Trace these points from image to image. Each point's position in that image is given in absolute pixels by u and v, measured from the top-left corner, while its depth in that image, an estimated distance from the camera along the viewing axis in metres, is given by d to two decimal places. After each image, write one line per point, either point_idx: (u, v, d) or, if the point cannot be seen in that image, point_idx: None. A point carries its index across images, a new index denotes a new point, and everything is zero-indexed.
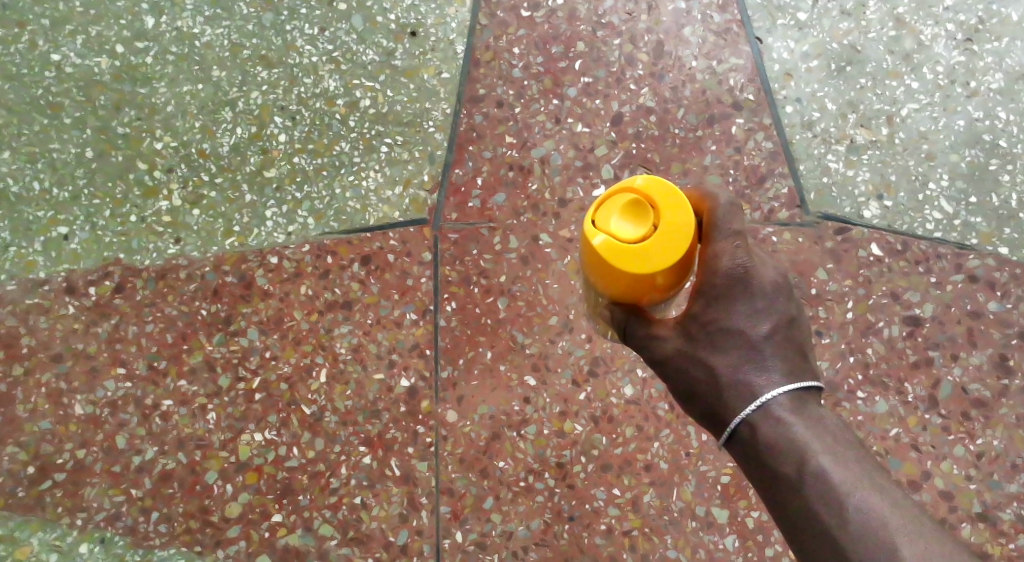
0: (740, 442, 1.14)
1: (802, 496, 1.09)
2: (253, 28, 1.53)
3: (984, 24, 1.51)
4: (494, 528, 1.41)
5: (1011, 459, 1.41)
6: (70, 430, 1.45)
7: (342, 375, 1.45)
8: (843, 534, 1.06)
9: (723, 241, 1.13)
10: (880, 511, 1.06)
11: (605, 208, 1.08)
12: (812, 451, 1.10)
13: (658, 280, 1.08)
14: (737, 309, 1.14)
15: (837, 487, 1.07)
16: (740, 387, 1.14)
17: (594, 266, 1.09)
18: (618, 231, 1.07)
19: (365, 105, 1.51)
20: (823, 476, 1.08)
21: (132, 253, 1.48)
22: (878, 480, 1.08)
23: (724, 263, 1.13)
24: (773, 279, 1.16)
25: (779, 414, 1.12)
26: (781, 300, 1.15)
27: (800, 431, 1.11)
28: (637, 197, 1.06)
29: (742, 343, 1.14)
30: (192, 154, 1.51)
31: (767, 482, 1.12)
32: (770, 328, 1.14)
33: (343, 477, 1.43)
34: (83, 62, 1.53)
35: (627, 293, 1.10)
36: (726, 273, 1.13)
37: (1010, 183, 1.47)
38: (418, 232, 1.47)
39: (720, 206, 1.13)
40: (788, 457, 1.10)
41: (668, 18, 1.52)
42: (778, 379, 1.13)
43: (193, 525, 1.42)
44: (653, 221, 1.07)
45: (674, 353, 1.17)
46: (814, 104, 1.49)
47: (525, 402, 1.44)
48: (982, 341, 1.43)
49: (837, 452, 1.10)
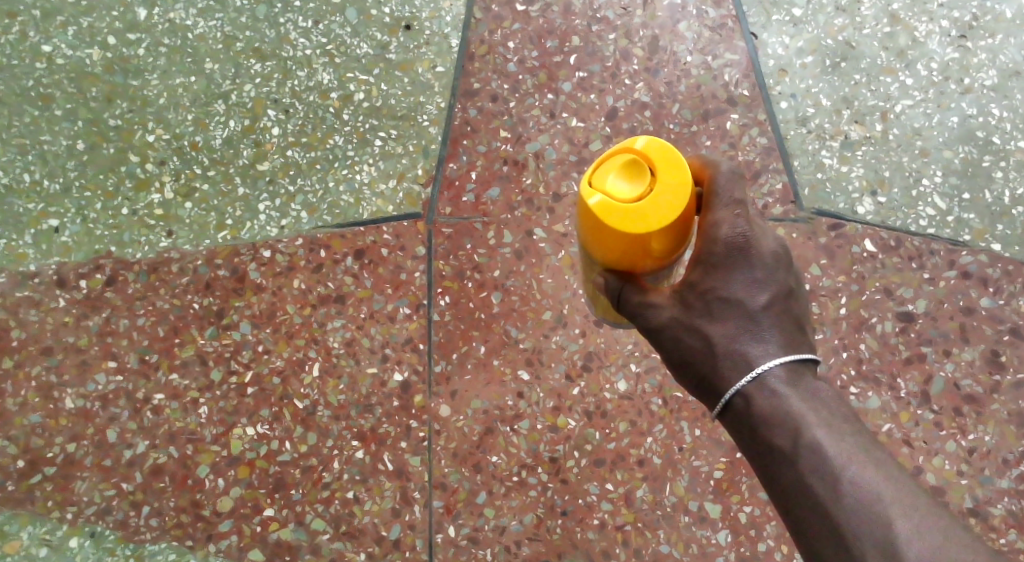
0: (735, 414, 1.14)
1: (796, 469, 1.09)
2: (247, 20, 1.53)
3: (978, 21, 1.51)
4: (487, 523, 1.41)
5: (1002, 455, 1.42)
6: (61, 424, 1.44)
7: (335, 369, 1.44)
8: (837, 507, 1.06)
9: (723, 211, 1.13)
10: (875, 484, 1.05)
11: (602, 167, 1.07)
12: (807, 423, 1.10)
13: (653, 244, 1.07)
14: (736, 278, 1.14)
15: (831, 460, 1.07)
16: (737, 356, 1.14)
17: (589, 229, 1.09)
18: (615, 190, 1.06)
19: (359, 99, 1.50)
20: (817, 449, 1.08)
21: (123, 246, 1.47)
22: (873, 454, 1.08)
23: (724, 232, 1.13)
24: (773, 249, 1.16)
25: (774, 386, 1.12)
26: (780, 271, 1.15)
27: (796, 403, 1.11)
28: (635, 157, 1.06)
29: (739, 313, 1.14)
30: (184, 147, 1.50)
31: (761, 454, 1.12)
32: (768, 299, 1.14)
33: (336, 471, 1.42)
34: (74, 54, 1.52)
35: (622, 257, 1.10)
36: (725, 243, 1.14)
37: (1003, 180, 1.47)
38: (412, 226, 1.46)
39: (721, 173, 1.13)
40: (783, 429, 1.10)
41: (663, 13, 1.52)
42: (774, 350, 1.13)
43: (184, 520, 1.42)
44: (651, 182, 1.06)
45: (670, 322, 1.16)
46: (809, 100, 1.49)
47: (519, 397, 1.44)
48: (974, 337, 1.44)
49: (833, 425, 1.10)
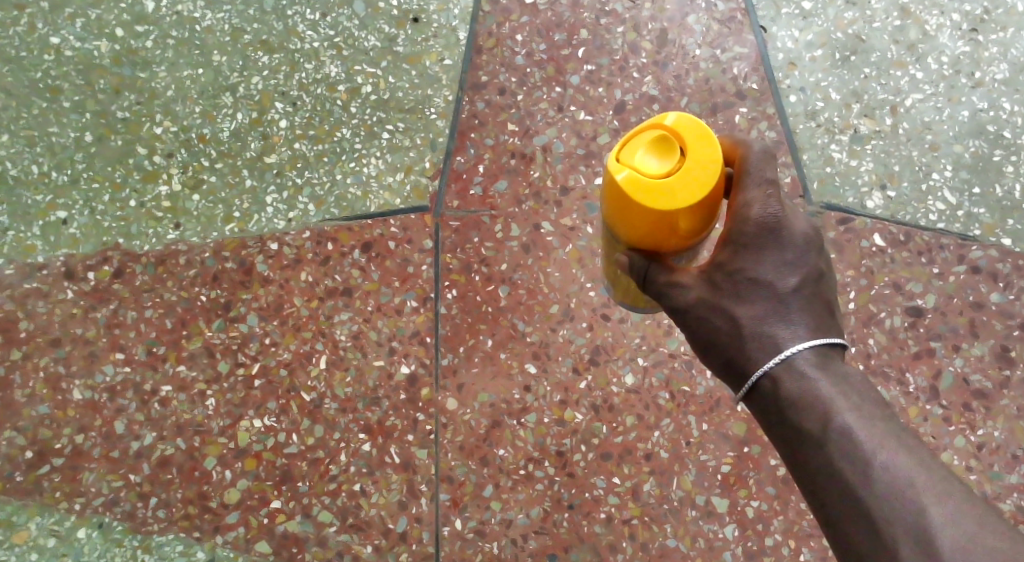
0: (762, 396, 1.14)
1: (825, 453, 1.09)
2: (255, 12, 1.53)
3: (989, 14, 1.50)
4: (494, 516, 1.41)
5: (1012, 450, 1.41)
6: (69, 415, 1.45)
7: (342, 361, 1.44)
8: (867, 491, 1.05)
9: (755, 190, 1.12)
10: (906, 469, 1.05)
11: (630, 143, 1.07)
12: (837, 407, 1.10)
13: (680, 223, 1.07)
14: (766, 260, 1.14)
15: (861, 445, 1.07)
16: (765, 339, 1.14)
17: (615, 205, 1.09)
18: (642, 165, 1.06)
19: (367, 92, 1.50)
20: (846, 433, 1.08)
21: (131, 238, 1.48)
22: (904, 439, 1.07)
23: (756, 212, 1.12)
24: (804, 232, 1.15)
25: (803, 369, 1.12)
26: (810, 253, 1.15)
27: (824, 387, 1.11)
28: (665, 133, 1.06)
29: (768, 295, 1.14)
30: (192, 139, 1.50)
31: (789, 438, 1.12)
32: (798, 281, 1.14)
33: (343, 464, 1.43)
34: (82, 46, 1.52)
35: (647, 235, 1.09)
36: (756, 223, 1.12)
37: (1014, 174, 1.47)
38: (420, 219, 1.46)
39: (753, 153, 1.13)
40: (812, 413, 1.10)
41: (672, 6, 1.51)
42: (803, 334, 1.13)
43: (191, 511, 1.42)
44: (679, 158, 1.05)
45: (697, 302, 1.16)
46: (818, 94, 1.48)
47: (526, 390, 1.44)
48: (983, 332, 1.43)
49: (862, 410, 1.10)
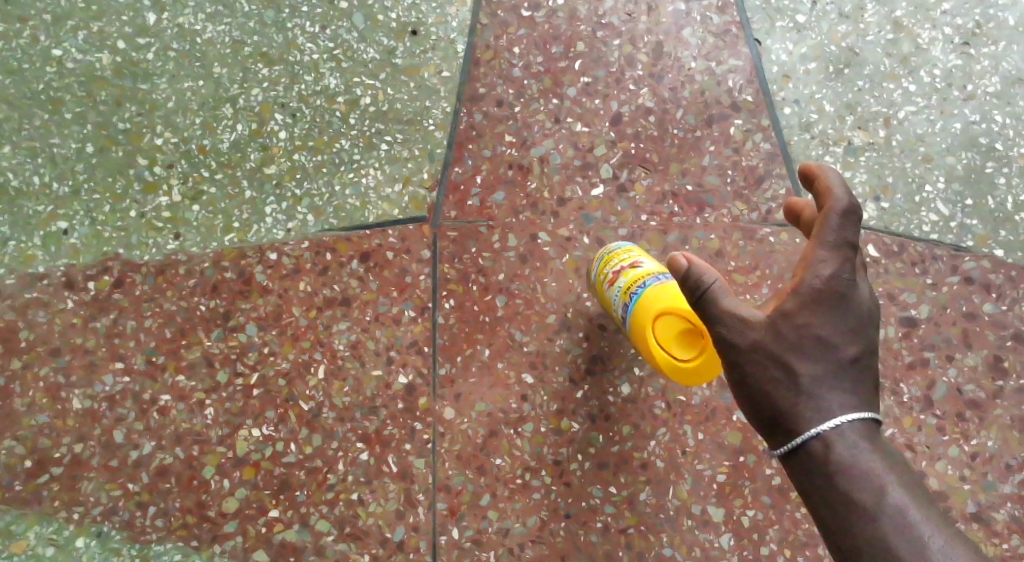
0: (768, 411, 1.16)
1: (829, 477, 1.11)
2: (255, 25, 1.51)
3: (980, 29, 1.50)
4: (491, 525, 1.44)
5: (1005, 460, 1.46)
6: (68, 424, 1.46)
7: (341, 371, 1.46)
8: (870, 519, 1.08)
9: (849, 228, 1.14)
10: (909, 502, 1.08)
11: None
12: (842, 432, 1.12)
13: None
14: (830, 263, 1.15)
15: (867, 473, 1.10)
16: (806, 334, 1.15)
17: None
18: None
19: (365, 103, 1.49)
20: (852, 458, 1.11)
21: (132, 248, 1.48)
22: (907, 473, 1.10)
23: (831, 236, 1.14)
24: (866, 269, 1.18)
25: (812, 388, 1.14)
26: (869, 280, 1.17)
27: (832, 411, 1.13)
28: None
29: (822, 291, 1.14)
30: (192, 150, 1.50)
31: (793, 457, 1.14)
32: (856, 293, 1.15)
33: (341, 473, 1.45)
34: (83, 58, 1.51)
35: None
36: (828, 247, 1.14)
37: (1006, 186, 1.49)
38: (418, 230, 1.47)
39: (837, 208, 1.14)
40: (864, 485, 1.10)
41: (668, 19, 1.50)
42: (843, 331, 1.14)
43: (189, 521, 1.45)
44: None
45: None
46: (812, 106, 1.49)
47: (523, 400, 1.45)
48: (977, 343, 1.47)
49: (868, 435, 1.12)
